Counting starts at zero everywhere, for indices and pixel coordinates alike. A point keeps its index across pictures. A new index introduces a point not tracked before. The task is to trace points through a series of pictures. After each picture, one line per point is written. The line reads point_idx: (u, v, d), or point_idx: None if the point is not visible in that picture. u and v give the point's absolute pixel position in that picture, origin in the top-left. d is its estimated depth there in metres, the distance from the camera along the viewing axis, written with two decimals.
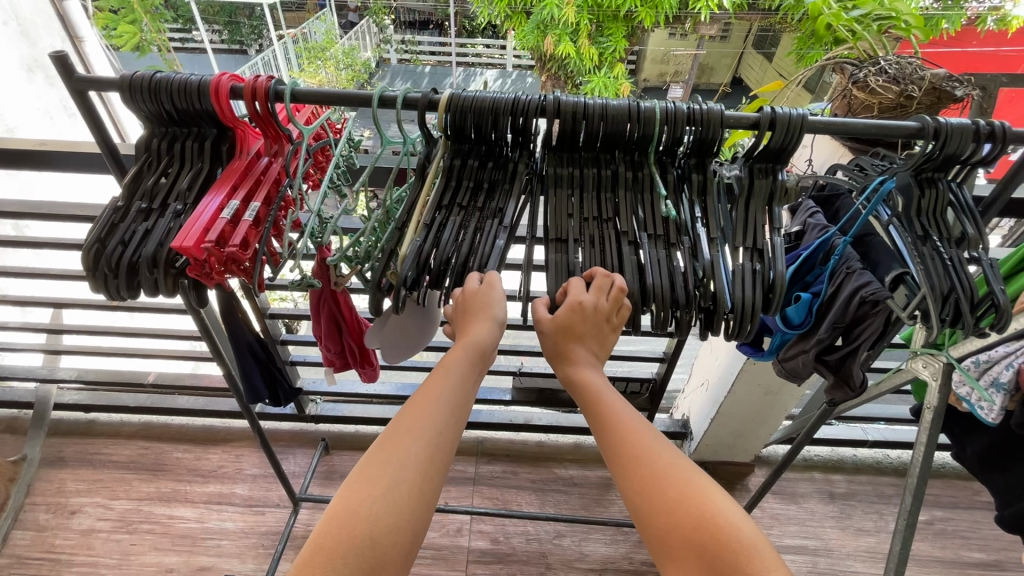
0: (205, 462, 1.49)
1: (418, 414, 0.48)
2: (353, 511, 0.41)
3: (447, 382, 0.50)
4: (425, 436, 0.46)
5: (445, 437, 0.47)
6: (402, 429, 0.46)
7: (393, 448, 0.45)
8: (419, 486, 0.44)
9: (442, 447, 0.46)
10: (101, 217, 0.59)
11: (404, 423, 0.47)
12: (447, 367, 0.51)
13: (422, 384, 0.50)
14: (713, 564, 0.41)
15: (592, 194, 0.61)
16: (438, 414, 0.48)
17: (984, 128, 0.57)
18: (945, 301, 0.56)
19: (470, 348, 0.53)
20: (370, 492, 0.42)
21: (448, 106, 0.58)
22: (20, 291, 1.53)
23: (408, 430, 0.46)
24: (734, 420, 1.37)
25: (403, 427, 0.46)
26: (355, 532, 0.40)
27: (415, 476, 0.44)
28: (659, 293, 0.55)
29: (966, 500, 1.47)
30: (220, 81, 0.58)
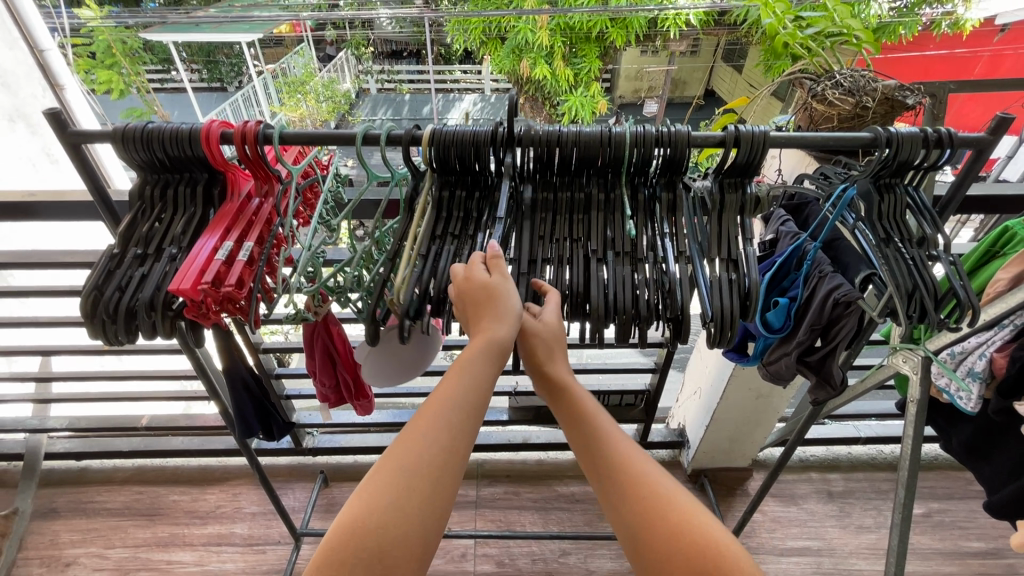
0: (203, 504, 1.46)
1: (430, 420, 0.47)
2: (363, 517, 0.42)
3: (461, 386, 0.50)
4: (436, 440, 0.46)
5: (456, 442, 0.47)
6: (410, 433, 0.47)
7: (400, 454, 0.46)
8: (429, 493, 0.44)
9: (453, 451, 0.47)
10: (97, 264, 0.60)
11: (413, 431, 0.47)
12: (461, 369, 0.51)
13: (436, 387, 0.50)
14: None
15: (568, 216, 0.64)
16: (448, 419, 0.48)
17: (932, 135, 0.61)
18: (909, 298, 0.59)
19: (489, 344, 0.51)
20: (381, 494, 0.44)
21: (431, 140, 0.61)
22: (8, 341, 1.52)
23: (418, 435, 0.47)
24: (729, 426, 1.38)
25: (415, 432, 0.47)
26: (363, 541, 0.41)
27: (424, 486, 0.44)
28: (630, 307, 0.58)
29: (961, 490, 1.49)
30: (211, 128, 0.61)
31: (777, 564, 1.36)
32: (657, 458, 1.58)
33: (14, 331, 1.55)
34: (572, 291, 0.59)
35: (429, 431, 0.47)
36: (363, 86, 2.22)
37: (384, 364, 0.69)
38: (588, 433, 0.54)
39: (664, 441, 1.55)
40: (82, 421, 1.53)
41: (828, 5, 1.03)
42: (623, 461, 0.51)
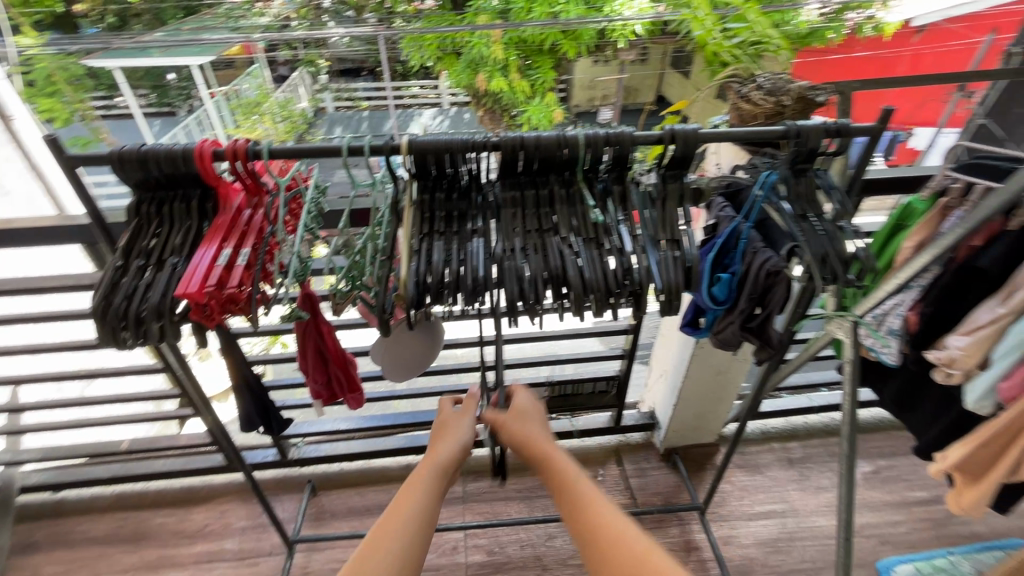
0: (190, 524, 1.47)
1: (394, 518, 0.58)
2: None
3: (419, 492, 0.62)
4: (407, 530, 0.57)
5: (423, 534, 0.58)
6: (384, 525, 0.58)
7: (374, 542, 0.56)
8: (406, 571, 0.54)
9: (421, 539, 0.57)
10: (103, 278, 0.65)
11: (383, 525, 0.58)
12: (416, 481, 0.64)
13: (399, 494, 0.62)
14: None
15: (534, 210, 0.72)
16: (410, 516, 0.59)
17: (832, 126, 0.72)
18: (823, 263, 0.71)
19: (437, 463, 0.67)
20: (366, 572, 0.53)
21: (409, 149, 0.68)
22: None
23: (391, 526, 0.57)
24: (694, 403, 1.49)
25: (383, 529, 0.57)
26: None
27: (399, 568, 0.54)
28: (592, 285, 0.67)
29: (903, 446, 1.64)
30: (203, 146, 0.66)
31: (746, 528, 1.47)
32: (632, 441, 1.68)
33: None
34: (545, 275, 0.68)
35: (400, 519, 0.58)
36: (319, 106, 1.66)
37: (404, 361, 0.78)
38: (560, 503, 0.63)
39: (637, 424, 1.65)
40: (56, 451, 1.50)
41: (750, 17, 1.17)
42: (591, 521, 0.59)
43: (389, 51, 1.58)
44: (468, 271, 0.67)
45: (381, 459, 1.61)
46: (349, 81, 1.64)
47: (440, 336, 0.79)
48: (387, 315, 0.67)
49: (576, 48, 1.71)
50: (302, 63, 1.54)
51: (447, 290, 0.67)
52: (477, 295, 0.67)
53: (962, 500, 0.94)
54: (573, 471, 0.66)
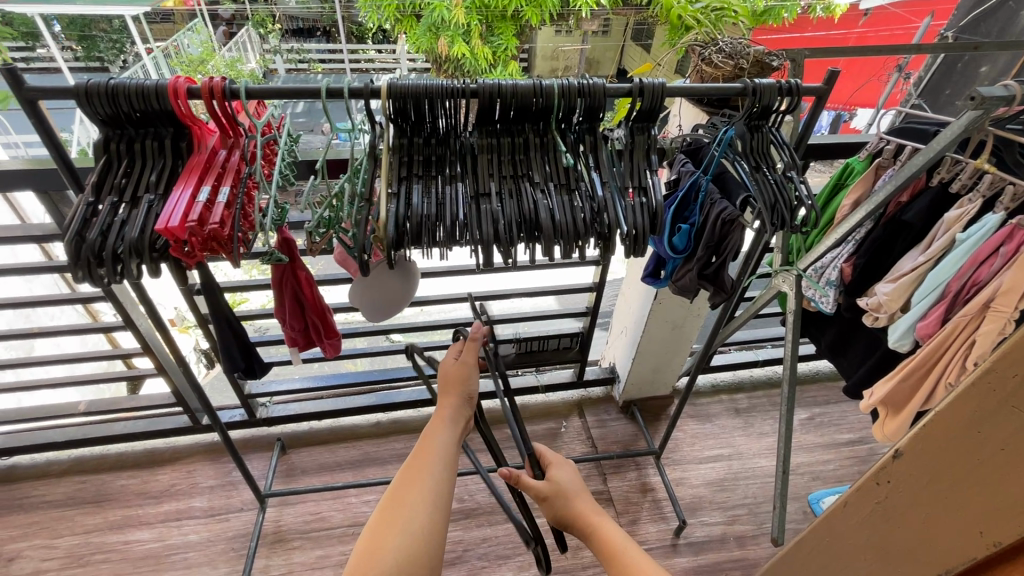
0: (155, 484, 1.45)
1: (426, 455, 0.66)
2: (373, 554, 0.54)
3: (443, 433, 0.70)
4: (429, 496, 0.60)
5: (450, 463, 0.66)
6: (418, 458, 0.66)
7: (416, 471, 0.63)
8: (428, 538, 0.57)
9: (437, 511, 0.60)
10: (74, 214, 0.63)
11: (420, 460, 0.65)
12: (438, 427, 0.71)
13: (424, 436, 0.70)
14: None
15: (509, 157, 0.75)
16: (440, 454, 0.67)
17: (786, 85, 0.79)
18: (773, 210, 0.78)
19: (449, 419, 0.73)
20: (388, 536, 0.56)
21: (388, 93, 0.70)
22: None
23: (408, 496, 0.60)
24: (652, 357, 1.58)
25: (420, 464, 0.65)
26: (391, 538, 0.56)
27: (440, 488, 0.62)
28: (566, 228, 0.71)
29: (836, 395, 1.81)
30: (176, 82, 0.65)
31: (696, 471, 1.60)
32: (593, 396, 1.77)
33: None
34: (522, 218, 0.71)
35: (432, 452, 0.67)
36: (268, 67, 1.64)
37: (379, 302, 0.80)
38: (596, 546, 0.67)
39: (598, 379, 1.74)
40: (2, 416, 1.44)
41: None
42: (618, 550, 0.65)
43: (343, 9, 1.55)
44: (449, 214, 0.70)
45: (351, 417, 1.63)
46: (300, 42, 1.64)
47: (417, 280, 0.82)
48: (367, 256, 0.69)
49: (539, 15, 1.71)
50: (251, 22, 1.52)
51: (427, 231, 0.70)
52: (456, 237, 0.70)
53: (884, 428, 1.05)
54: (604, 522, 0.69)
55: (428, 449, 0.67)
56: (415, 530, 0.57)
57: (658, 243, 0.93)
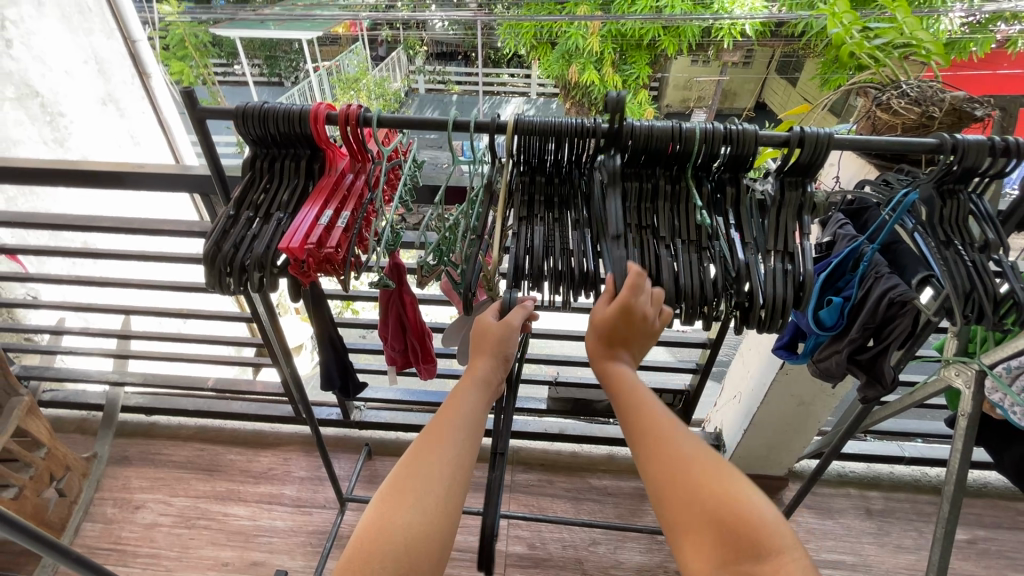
0: (257, 464, 1.57)
1: (442, 426, 0.55)
2: (372, 546, 0.46)
3: (466, 396, 0.58)
4: (438, 481, 0.51)
5: (474, 434, 0.56)
6: (432, 435, 0.55)
7: (428, 448, 0.53)
8: (435, 524, 0.48)
9: (455, 488, 0.51)
10: (216, 224, 0.69)
11: (435, 435, 0.54)
12: (458, 395, 0.58)
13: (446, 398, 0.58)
14: (735, 545, 0.45)
15: (635, 204, 0.68)
16: (460, 426, 0.56)
17: (1000, 143, 0.62)
18: (967, 300, 0.61)
19: (477, 381, 0.60)
20: (392, 515, 0.48)
21: (514, 129, 0.67)
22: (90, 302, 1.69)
23: (416, 481, 0.51)
24: (768, 431, 1.38)
25: (434, 436, 0.54)
26: (390, 539, 0.47)
27: (450, 473, 0.52)
28: (688, 294, 0.62)
29: (1010, 520, 1.46)
30: (318, 108, 0.68)
31: None
32: None
33: (106, 291, 1.76)
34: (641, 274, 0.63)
35: (453, 421, 0.56)
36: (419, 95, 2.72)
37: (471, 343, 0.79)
38: (638, 431, 0.55)
39: None
40: (156, 378, 1.67)
41: (898, 14, 1.01)
42: (661, 437, 0.53)
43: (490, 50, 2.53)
44: (558, 262, 0.64)
45: None
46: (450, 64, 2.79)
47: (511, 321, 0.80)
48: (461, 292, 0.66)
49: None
50: None
51: (544, 280, 0.64)
52: (561, 289, 0.64)
53: None
54: (655, 410, 0.56)
55: (451, 416, 0.56)
56: (420, 519, 0.48)
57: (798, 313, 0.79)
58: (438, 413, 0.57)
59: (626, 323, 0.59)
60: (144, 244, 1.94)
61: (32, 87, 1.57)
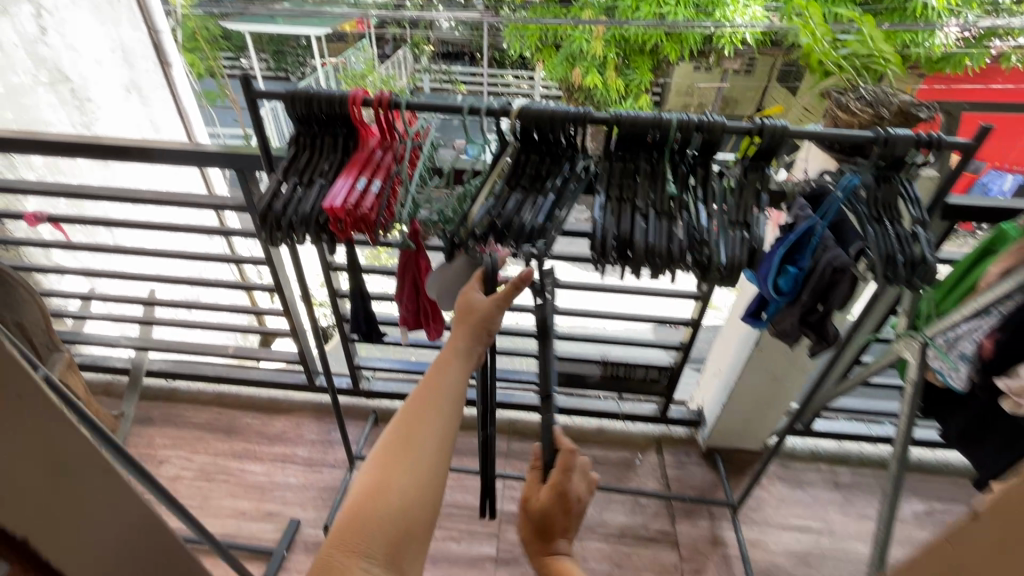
0: (271, 427, 1.69)
1: (430, 394, 0.61)
2: (371, 506, 0.52)
3: (451, 366, 0.64)
4: (432, 449, 0.57)
5: (458, 401, 0.62)
6: (422, 402, 0.60)
7: (420, 414, 0.59)
8: (427, 486, 0.55)
9: (438, 462, 0.56)
10: (268, 189, 0.82)
11: (425, 403, 0.60)
12: (444, 365, 0.64)
13: (433, 367, 0.64)
14: None
15: (619, 180, 0.80)
16: (447, 392, 0.61)
17: (925, 138, 0.75)
18: (890, 264, 0.74)
19: (460, 352, 0.67)
20: (391, 479, 0.54)
21: (520, 115, 0.80)
22: (97, 268, 1.73)
23: (411, 445, 0.56)
24: (743, 405, 1.51)
25: (424, 403, 0.60)
26: (387, 504, 0.52)
27: (442, 436, 0.58)
28: (657, 253, 0.75)
29: (967, 495, 1.58)
30: (356, 94, 0.80)
31: (777, 537, 1.48)
32: (675, 435, 1.71)
33: (113, 257, 1.81)
34: (614, 237, 0.75)
35: (440, 388, 0.62)
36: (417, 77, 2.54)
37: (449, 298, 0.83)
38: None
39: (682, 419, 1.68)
40: (177, 346, 1.78)
41: (865, 28, 1.13)
42: None
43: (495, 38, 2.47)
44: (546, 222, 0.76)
45: None
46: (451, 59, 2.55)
47: None
48: (455, 245, 0.78)
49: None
50: None
51: (525, 245, 0.77)
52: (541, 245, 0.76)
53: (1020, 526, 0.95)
54: None
55: (434, 391, 0.61)
56: (414, 482, 0.54)
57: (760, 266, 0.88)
58: (426, 380, 0.63)
59: (557, 510, 0.68)
60: (150, 215, 2.02)
61: (63, 74, 1.70)
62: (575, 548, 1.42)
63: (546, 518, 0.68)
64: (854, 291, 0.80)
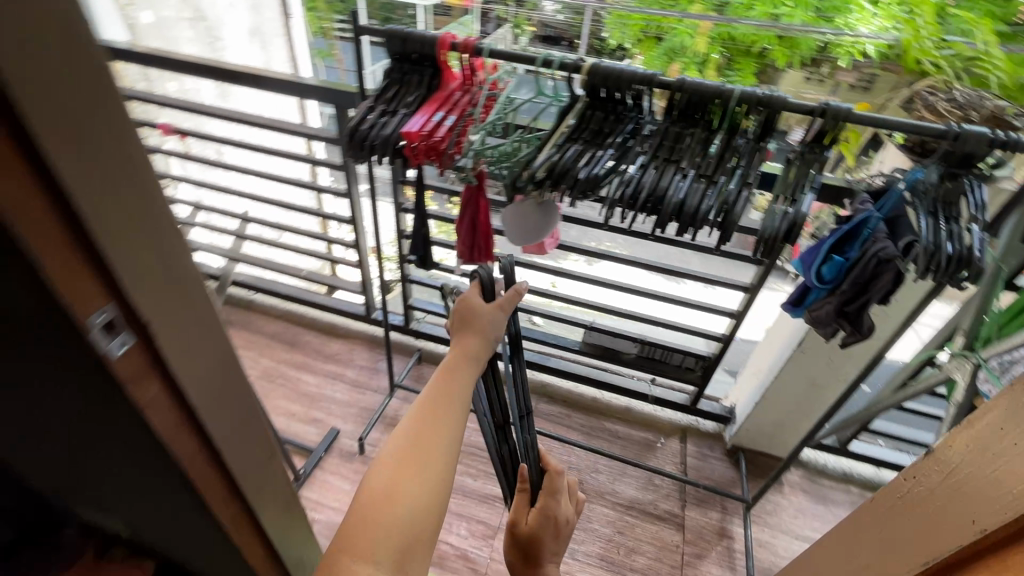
0: (328, 347, 1.87)
1: (438, 404, 0.60)
2: (379, 517, 0.53)
3: (460, 374, 0.63)
4: (438, 461, 0.57)
5: (463, 412, 0.62)
6: (428, 413, 0.60)
7: (427, 425, 0.59)
8: (434, 498, 0.56)
9: (447, 471, 0.58)
10: (359, 112, 0.93)
11: (431, 413, 0.60)
12: (451, 371, 0.63)
13: (439, 375, 0.63)
14: None
15: (671, 144, 0.84)
16: (455, 403, 0.61)
17: (1000, 139, 0.74)
18: (934, 258, 0.76)
19: (470, 357, 0.65)
20: (398, 491, 0.54)
21: (589, 71, 0.85)
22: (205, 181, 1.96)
23: (418, 458, 0.57)
24: (776, 407, 1.49)
25: (431, 413, 0.60)
26: (395, 515, 0.53)
27: (447, 450, 0.58)
28: (691, 213, 0.79)
29: None
30: (445, 38, 0.89)
31: (789, 544, 1.46)
32: (703, 428, 1.71)
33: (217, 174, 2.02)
34: (651, 193, 0.80)
35: (447, 398, 0.61)
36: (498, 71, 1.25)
37: (519, 229, 0.95)
38: None
39: (712, 413, 1.68)
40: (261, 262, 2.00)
41: (976, 29, 1.07)
42: None
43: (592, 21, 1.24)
44: (592, 171, 0.83)
45: None
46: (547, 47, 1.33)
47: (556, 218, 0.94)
48: (513, 189, 0.85)
49: (789, 59, 1.19)
50: None
51: (574, 191, 0.84)
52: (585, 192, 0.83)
53: None
54: None
55: (447, 401, 0.61)
56: (420, 496, 0.55)
57: (806, 256, 0.91)
58: (433, 388, 0.62)
59: (546, 532, 0.69)
60: None
61: None
62: (581, 507, 1.48)
63: (537, 543, 0.69)
64: (897, 286, 0.80)
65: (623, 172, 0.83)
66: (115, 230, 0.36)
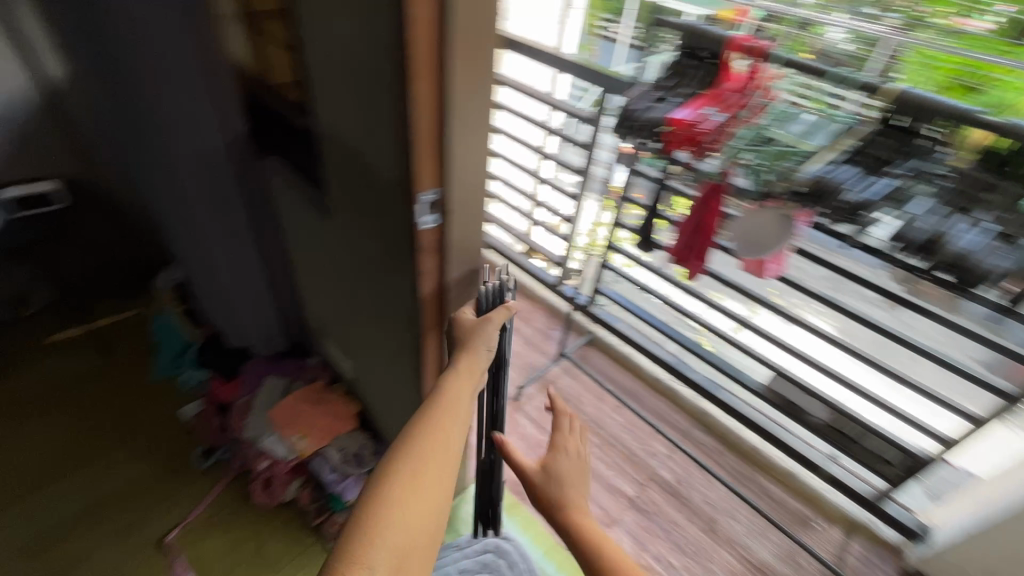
0: (515, 302, 2.07)
1: (433, 430, 0.66)
2: (371, 537, 0.56)
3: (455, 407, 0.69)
4: (428, 486, 0.61)
5: (452, 439, 0.66)
6: (422, 441, 0.65)
7: (421, 453, 0.63)
8: (424, 518, 0.59)
9: (437, 490, 0.62)
10: (634, 95, 1.02)
11: (425, 442, 0.65)
12: (444, 404, 0.68)
13: (431, 410, 0.68)
14: None
15: (972, 194, 0.72)
16: (446, 431, 0.66)
17: None
18: None
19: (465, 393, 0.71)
20: (392, 514, 0.58)
21: (892, 95, 0.77)
22: None
23: (406, 482, 0.60)
24: (995, 543, 1.21)
25: (427, 441, 0.65)
26: (393, 534, 0.57)
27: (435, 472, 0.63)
28: (971, 270, 0.74)
29: None
30: (736, 39, 0.88)
31: None
32: (880, 532, 1.46)
33: None
34: (923, 237, 0.76)
35: (440, 427, 0.66)
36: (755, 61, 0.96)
37: (748, 238, 0.95)
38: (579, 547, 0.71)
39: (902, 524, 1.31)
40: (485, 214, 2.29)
41: None
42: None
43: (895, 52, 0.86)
44: (859, 200, 0.79)
45: (644, 360, 1.82)
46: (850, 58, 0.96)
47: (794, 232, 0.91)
48: (764, 194, 0.90)
49: None
50: None
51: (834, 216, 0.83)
52: (845, 216, 0.81)
53: None
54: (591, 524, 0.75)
55: (440, 428, 0.66)
56: (411, 517, 0.58)
57: None
58: (425, 421, 0.67)
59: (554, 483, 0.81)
60: None
61: None
62: (706, 543, 1.41)
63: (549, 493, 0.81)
64: None
65: (895, 208, 0.78)
66: (463, 98, 0.57)
